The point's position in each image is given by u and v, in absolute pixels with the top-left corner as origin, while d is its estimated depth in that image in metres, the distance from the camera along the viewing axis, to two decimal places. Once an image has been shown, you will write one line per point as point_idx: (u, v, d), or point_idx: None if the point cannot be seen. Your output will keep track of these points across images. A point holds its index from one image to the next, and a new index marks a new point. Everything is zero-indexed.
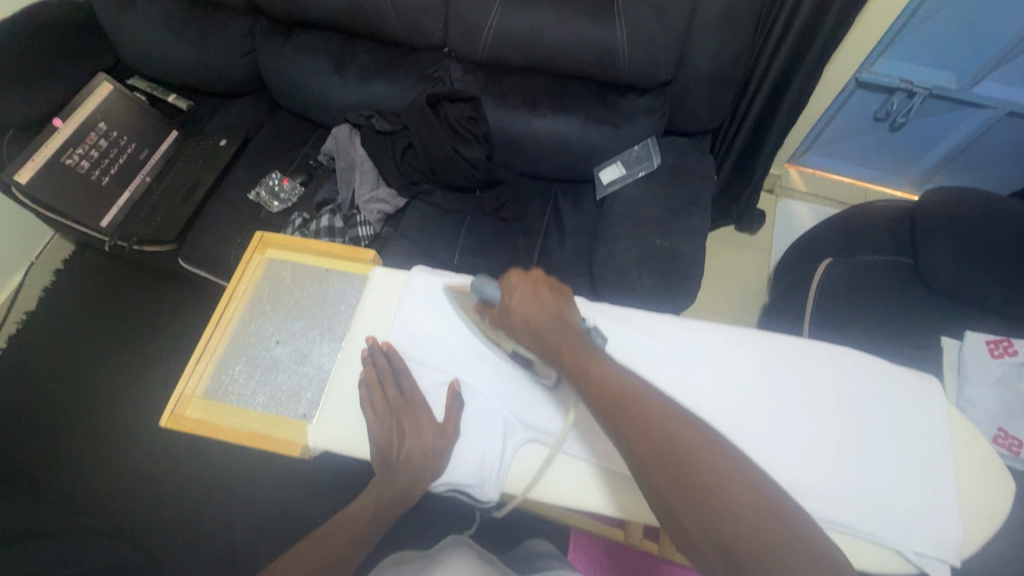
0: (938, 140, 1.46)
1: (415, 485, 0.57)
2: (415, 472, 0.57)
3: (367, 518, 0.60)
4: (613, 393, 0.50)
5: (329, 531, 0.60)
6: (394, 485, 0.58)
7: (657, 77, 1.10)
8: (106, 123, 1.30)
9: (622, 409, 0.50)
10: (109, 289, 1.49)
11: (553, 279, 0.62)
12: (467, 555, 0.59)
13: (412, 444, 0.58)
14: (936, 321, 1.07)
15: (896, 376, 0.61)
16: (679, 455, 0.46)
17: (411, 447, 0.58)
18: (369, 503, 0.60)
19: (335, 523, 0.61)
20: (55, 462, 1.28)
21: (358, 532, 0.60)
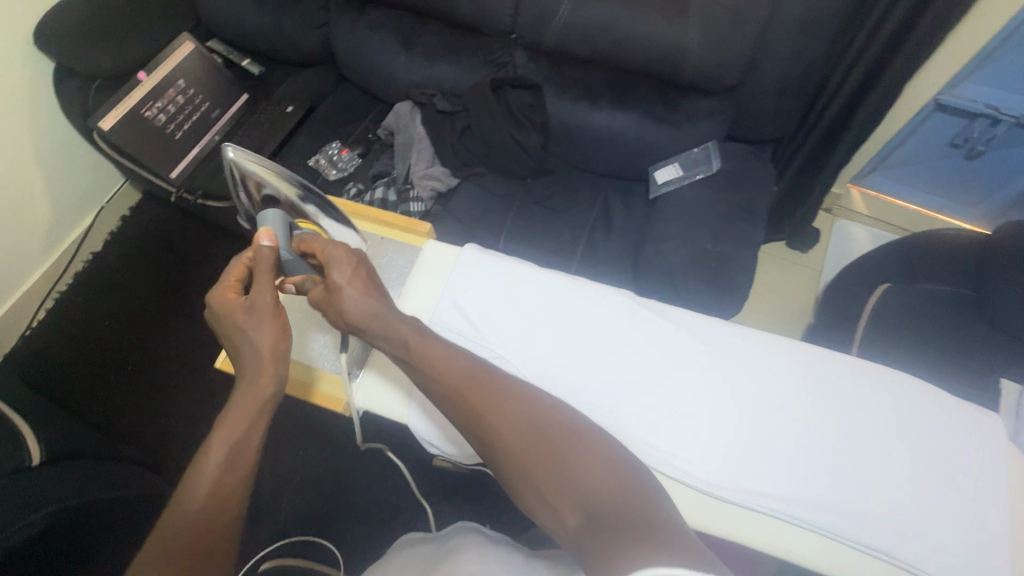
0: (1018, 174, 1.38)
1: (263, 371, 0.58)
2: (267, 355, 0.59)
3: (232, 451, 0.55)
4: (491, 433, 0.52)
5: (198, 491, 0.52)
6: (257, 379, 0.58)
7: (725, 80, 1.08)
8: (185, 80, 1.36)
9: (505, 450, 0.51)
10: (169, 239, 1.57)
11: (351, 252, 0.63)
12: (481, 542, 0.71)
13: (247, 326, 0.59)
14: (998, 359, 1.01)
15: (955, 409, 0.58)
16: (531, 450, 0.50)
17: (242, 326, 0.59)
18: (235, 430, 0.56)
19: (195, 481, 0.53)
20: (106, 393, 1.36)
21: (238, 469, 0.54)
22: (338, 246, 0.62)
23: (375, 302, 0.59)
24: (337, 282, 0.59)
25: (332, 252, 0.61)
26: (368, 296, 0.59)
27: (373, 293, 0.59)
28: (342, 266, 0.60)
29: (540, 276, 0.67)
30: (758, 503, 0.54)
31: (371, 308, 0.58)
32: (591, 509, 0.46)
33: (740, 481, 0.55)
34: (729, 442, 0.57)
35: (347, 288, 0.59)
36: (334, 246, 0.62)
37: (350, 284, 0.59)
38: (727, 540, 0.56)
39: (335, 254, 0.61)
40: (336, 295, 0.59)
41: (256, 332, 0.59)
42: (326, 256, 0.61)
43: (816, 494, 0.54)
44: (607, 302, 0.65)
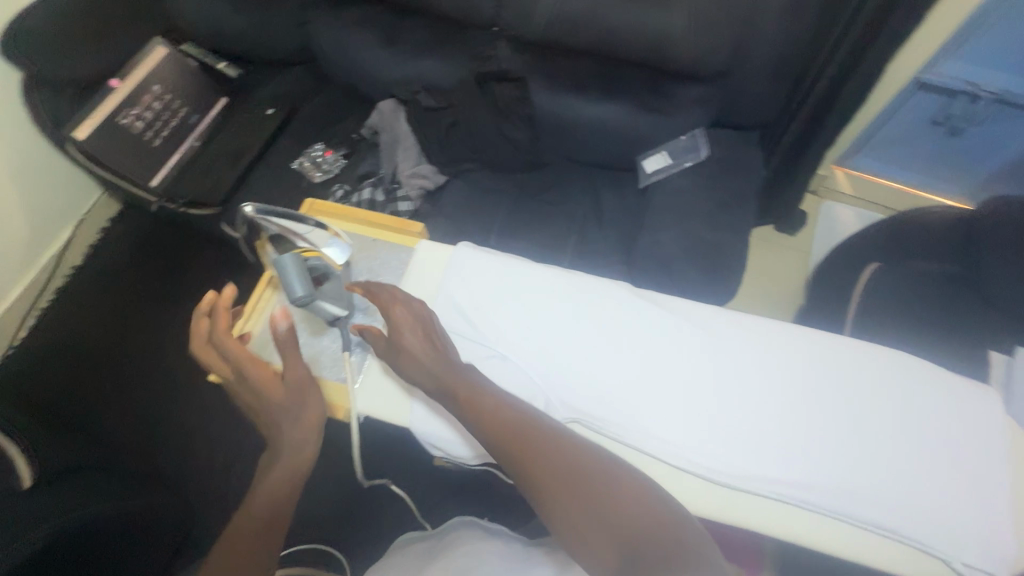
0: (999, 150, 1.40)
1: (303, 432, 0.61)
2: (302, 419, 0.61)
3: (270, 505, 0.60)
4: (520, 447, 0.52)
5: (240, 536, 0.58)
6: (293, 445, 0.61)
7: (712, 67, 1.07)
8: (160, 86, 1.33)
9: (534, 470, 0.51)
10: (152, 249, 1.53)
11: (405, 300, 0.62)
12: (473, 531, 0.73)
13: (287, 394, 0.61)
14: (983, 332, 1.03)
15: (958, 386, 0.58)
16: (565, 475, 0.49)
17: (281, 388, 0.61)
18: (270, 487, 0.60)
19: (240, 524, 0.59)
20: (95, 410, 1.33)
21: (272, 515, 0.60)
22: (413, 305, 0.62)
23: (443, 359, 0.58)
24: (406, 343, 0.59)
25: (406, 315, 0.60)
26: (431, 350, 0.59)
27: (437, 350, 0.59)
28: (413, 328, 0.60)
29: (536, 271, 0.66)
30: (768, 490, 0.54)
31: (435, 363, 0.58)
32: (627, 542, 0.45)
33: (749, 468, 0.55)
34: (736, 429, 0.57)
35: (415, 348, 0.59)
36: (409, 303, 0.62)
37: (417, 343, 0.59)
38: (737, 527, 0.55)
39: (405, 315, 0.61)
40: (402, 352, 0.59)
41: (292, 399, 0.61)
42: (397, 318, 0.60)
43: (826, 479, 0.54)
44: (604, 295, 0.65)
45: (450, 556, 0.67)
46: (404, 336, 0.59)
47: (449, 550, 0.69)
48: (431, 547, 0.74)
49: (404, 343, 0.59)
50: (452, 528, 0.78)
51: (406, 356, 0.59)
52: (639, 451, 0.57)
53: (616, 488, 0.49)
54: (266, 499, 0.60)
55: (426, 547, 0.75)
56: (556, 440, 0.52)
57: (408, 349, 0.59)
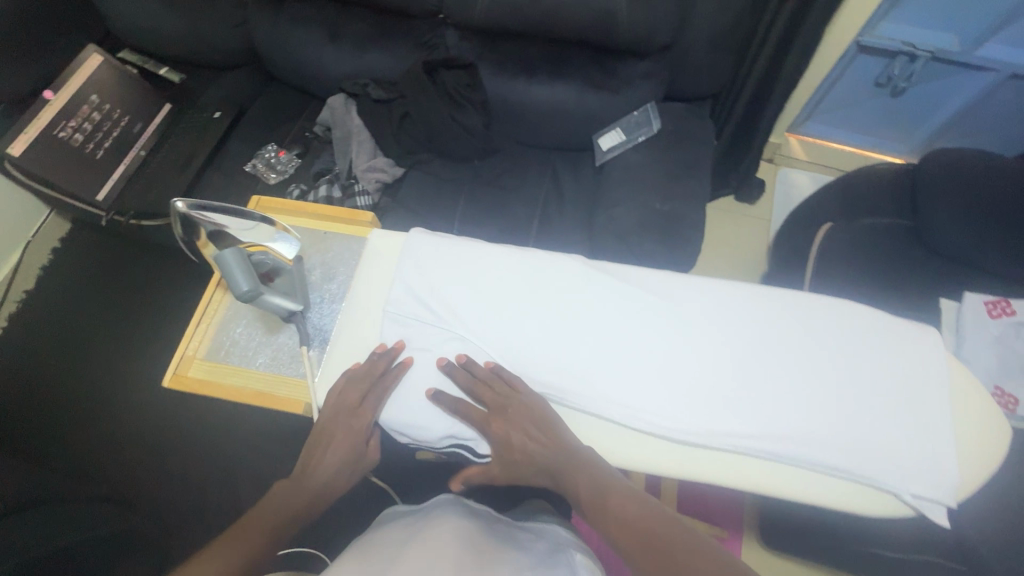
0: (938, 106, 1.45)
1: (341, 476, 0.61)
2: (343, 468, 0.60)
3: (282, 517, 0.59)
4: (619, 519, 0.53)
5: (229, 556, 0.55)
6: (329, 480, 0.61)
7: (657, 41, 1.08)
8: (98, 95, 1.28)
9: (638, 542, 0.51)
10: (106, 266, 1.48)
11: (530, 402, 0.58)
12: (453, 506, 0.75)
13: (343, 441, 0.60)
14: (931, 281, 1.08)
15: (900, 327, 0.60)
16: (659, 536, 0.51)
17: (342, 432, 0.59)
18: (276, 519, 0.59)
19: (234, 543, 0.56)
20: (59, 435, 1.29)
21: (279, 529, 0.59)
22: (525, 401, 0.58)
23: (558, 455, 0.57)
24: (509, 439, 0.58)
25: (504, 423, 0.58)
26: (543, 447, 0.57)
27: (549, 445, 0.57)
28: (520, 429, 0.58)
29: (489, 251, 0.66)
30: (725, 442, 0.56)
31: (551, 462, 0.57)
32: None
33: (707, 423, 0.56)
34: (692, 388, 0.58)
35: (525, 451, 0.57)
36: (519, 400, 0.58)
37: (527, 443, 0.57)
38: (700, 482, 0.56)
39: (507, 423, 0.58)
40: (505, 448, 0.58)
41: (343, 449, 0.60)
42: (497, 428, 0.58)
43: (780, 427, 0.56)
44: (558, 269, 0.65)
45: (432, 530, 0.67)
46: (512, 438, 0.58)
47: (433, 526, 0.69)
48: (412, 518, 0.75)
49: (508, 443, 0.58)
50: (431, 503, 0.79)
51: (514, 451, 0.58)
52: (601, 415, 0.58)
53: (671, 521, 0.52)
54: (268, 528, 0.58)
55: (405, 518, 0.76)
56: (658, 512, 0.53)
57: (510, 443, 0.58)
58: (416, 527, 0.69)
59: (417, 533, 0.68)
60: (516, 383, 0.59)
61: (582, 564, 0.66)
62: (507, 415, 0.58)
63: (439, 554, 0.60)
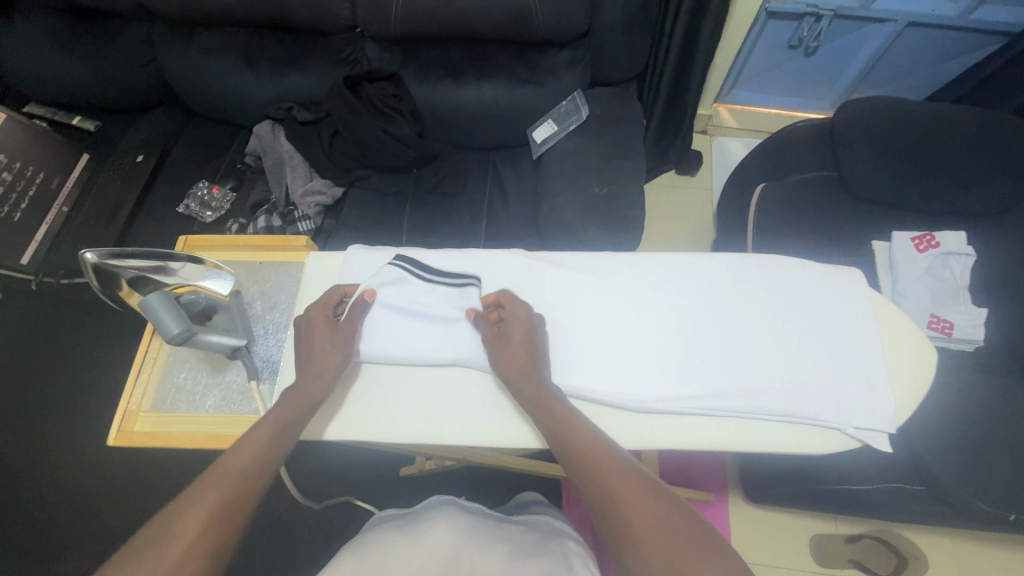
0: (848, 61, 1.53)
1: (319, 381, 0.56)
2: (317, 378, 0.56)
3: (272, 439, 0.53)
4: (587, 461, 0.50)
5: (202, 510, 0.46)
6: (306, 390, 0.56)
7: (573, 29, 1.10)
8: (6, 153, 1.17)
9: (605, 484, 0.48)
10: (42, 331, 1.40)
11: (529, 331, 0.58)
12: (443, 501, 0.76)
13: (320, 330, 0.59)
14: (861, 226, 1.13)
15: (830, 274, 0.63)
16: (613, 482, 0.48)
17: (320, 353, 0.58)
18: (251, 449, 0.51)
19: (199, 496, 0.47)
20: (14, 517, 1.21)
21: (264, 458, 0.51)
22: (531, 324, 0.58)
23: (537, 380, 0.55)
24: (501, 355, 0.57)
25: (517, 330, 0.58)
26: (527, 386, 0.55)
27: (534, 369, 0.56)
28: (507, 340, 0.57)
29: (431, 258, 0.67)
30: (683, 407, 0.57)
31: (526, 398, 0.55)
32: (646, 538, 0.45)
33: (662, 393, 0.58)
34: (646, 362, 0.60)
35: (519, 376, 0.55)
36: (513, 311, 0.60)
37: (515, 364, 0.56)
38: (662, 449, 0.57)
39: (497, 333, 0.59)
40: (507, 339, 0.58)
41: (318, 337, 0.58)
42: (515, 334, 0.57)
43: (730, 384, 0.58)
44: (500, 265, 0.66)
45: (425, 527, 0.68)
46: (509, 362, 0.56)
47: (425, 526, 0.69)
48: (404, 515, 0.76)
49: (511, 357, 0.56)
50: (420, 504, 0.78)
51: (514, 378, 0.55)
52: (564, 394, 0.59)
53: (618, 460, 0.50)
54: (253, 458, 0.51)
55: (394, 516, 0.76)
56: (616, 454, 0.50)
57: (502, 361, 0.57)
58: (405, 528, 0.69)
59: (408, 530, 0.68)
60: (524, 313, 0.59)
61: (572, 548, 0.66)
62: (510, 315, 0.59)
63: (430, 554, 0.60)
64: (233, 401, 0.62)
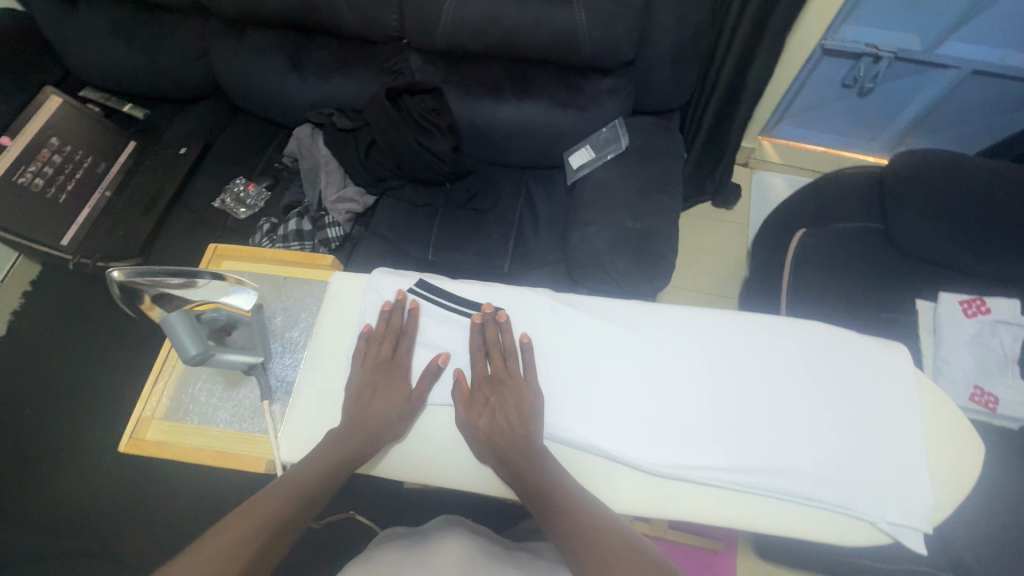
0: (904, 105, 1.46)
1: (388, 429, 0.57)
2: (378, 430, 0.57)
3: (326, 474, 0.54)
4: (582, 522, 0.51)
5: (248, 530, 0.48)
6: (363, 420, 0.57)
7: (620, 57, 1.08)
8: (58, 137, 1.23)
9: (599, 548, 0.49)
10: (76, 306, 1.44)
11: (518, 389, 0.58)
12: (456, 521, 0.73)
13: (383, 377, 0.60)
14: (906, 284, 1.07)
15: (871, 348, 0.60)
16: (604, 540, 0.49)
17: (384, 391, 0.59)
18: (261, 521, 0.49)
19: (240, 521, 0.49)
20: (32, 487, 1.25)
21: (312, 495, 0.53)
22: (524, 385, 0.58)
23: (522, 444, 0.55)
24: (483, 422, 0.57)
25: (510, 391, 0.58)
26: (513, 445, 0.55)
27: (518, 433, 0.56)
28: (488, 404, 0.58)
29: (454, 288, 0.66)
30: (701, 477, 0.54)
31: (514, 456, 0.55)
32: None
33: (681, 458, 0.55)
34: (667, 423, 0.57)
35: (503, 434, 0.56)
36: (509, 367, 0.59)
37: (498, 431, 0.56)
38: (676, 519, 0.55)
39: (490, 391, 0.59)
40: (492, 397, 0.58)
41: (384, 384, 0.60)
42: (502, 395, 0.58)
43: (754, 458, 0.55)
44: (525, 303, 0.64)
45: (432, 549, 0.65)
46: (491, 432, 0.56)
47: (433, 547, 0.66)
48: (413, 531, 0.73)
49: (493, 424, 0.57)
50: (436, 523, 0.74)
51: (500, 439, 0.56)
52: (578, 447, 0.57)
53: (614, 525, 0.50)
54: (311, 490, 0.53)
55: (405, 532, 0.74)
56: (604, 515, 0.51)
57: (484, 427, 0.57)
58: (411, 546, 0.67)
59: (414, 549, 0.66)
60: (527, 370, 0.59)
61: None
62: (502, 370, 0.59)
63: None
64: (246, 421, 0.62)
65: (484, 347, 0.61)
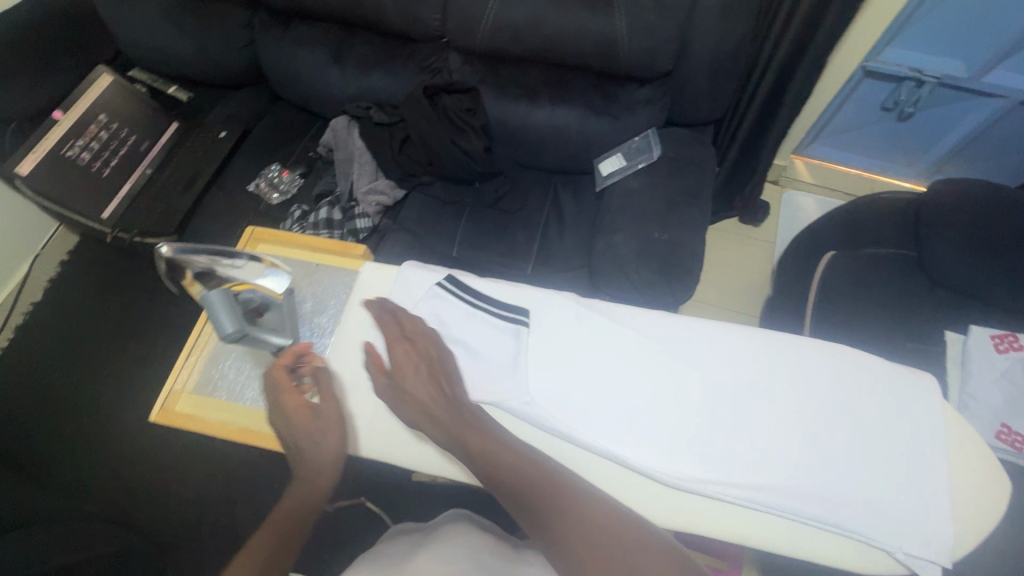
0: (945, 132, 1.43)
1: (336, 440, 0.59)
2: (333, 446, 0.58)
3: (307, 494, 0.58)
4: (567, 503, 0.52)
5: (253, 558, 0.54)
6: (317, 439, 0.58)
7: (658, 68, 1.08)
8: (106, 114, 1.29)
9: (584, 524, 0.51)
10: (110, 278, 1.49)
11: (430, 348, 0.60)
12: (462, 520, 0.73)
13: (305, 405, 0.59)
14: (937, 314, 1.05)
15: (899, 376, 0.59)
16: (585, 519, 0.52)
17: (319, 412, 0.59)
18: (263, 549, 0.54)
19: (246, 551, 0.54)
20: (56, 449, 1.29)
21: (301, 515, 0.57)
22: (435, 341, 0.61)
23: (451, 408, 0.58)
24: (410, 387, 0.58)
25: (425, 346, 0.61)
26: (455, 415, 0.57)
27: (446, 399, 0.58)
28: (413, 366, 0.59)
29: (481, 285, 0.67)
30: (718, 492, 0.54)
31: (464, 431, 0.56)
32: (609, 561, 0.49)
33: (700, 472, 0.55)
34: (687, 436, 0.57)
35: (431, 394, 0.58)
36: (417, 330, 0.62)
37: (426, 392, 0.58)
38: (692, 532, 0.55)
39: (411, 351, 0.60)
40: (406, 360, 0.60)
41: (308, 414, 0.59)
42: (421, 351, 0.61)
43: (774, 478, 0.55)
44: (550, 307, 0.65)
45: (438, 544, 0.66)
46: (418, 395, 0.58)
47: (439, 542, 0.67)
48: (419, 531, 0.73)
49: (420, 383, 0.59)
50: (442, 520, 0.75)
51: (427, 400, 0.58)
52: (597, 454, 0.58)
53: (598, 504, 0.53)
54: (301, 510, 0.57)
55: (411, 531, 0.74)
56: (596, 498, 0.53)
57: (412, 393, 0.58)
58: (417, 544, 0.67)
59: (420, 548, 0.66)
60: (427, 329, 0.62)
61: None
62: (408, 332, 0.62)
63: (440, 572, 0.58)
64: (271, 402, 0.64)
65: (384, 317, 0.63)
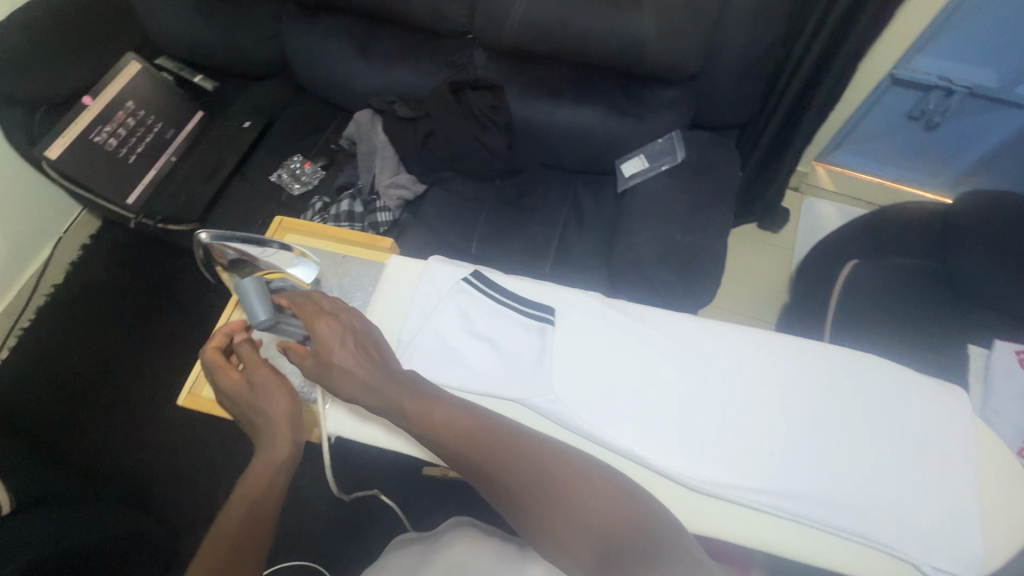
0: (972, 143, 1.41)
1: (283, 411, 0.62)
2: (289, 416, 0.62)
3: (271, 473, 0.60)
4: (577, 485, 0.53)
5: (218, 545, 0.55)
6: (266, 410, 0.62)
7: (685, 70, 1.07)
8: (134, 102, 1.30)
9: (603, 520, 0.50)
10: (132, 262, 1.51)
11: (349, 320, 0.60)
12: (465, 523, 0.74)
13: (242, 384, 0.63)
14: (962, 326, 1.03)
15: (927, 387, 0.58)
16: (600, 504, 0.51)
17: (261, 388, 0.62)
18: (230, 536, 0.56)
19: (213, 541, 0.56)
20: (75, 430, 1.31)
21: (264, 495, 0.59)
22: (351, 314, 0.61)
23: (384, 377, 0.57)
24: (338, 360, 0.58)
25: (346, 319, 0.60)
26: (411, 394, 0.57)
27: (377, 368, 0.58)
28: (340, 339, 0.59)
29: (507, 281, 0.67)
30: (743, 498, 0.54)
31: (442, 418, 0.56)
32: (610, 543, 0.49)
33: (725, 477, 0.55)
34: (712, 441, 0.57)
35: (355, 368, 0.57)
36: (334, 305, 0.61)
37: (351, 362, 0.58)
38: (715, 536, 0.55)
39: (334, 324, 0.59)
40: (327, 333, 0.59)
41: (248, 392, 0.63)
42: (342, 322, 0.60)
43: (800, 486, 0.54)
44: (575, 306, 0.65)
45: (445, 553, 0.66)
46: (347, 366, 0.57)
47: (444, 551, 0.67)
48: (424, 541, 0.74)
49: (347, 353, 0.58)
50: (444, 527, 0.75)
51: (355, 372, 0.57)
52: (620, 454, 0.58)
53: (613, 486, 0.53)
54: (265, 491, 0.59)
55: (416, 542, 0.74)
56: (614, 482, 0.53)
57: (341, 365, 0.58)
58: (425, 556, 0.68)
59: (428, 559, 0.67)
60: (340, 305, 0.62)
61: None
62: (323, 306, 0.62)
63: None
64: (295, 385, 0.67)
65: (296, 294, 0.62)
